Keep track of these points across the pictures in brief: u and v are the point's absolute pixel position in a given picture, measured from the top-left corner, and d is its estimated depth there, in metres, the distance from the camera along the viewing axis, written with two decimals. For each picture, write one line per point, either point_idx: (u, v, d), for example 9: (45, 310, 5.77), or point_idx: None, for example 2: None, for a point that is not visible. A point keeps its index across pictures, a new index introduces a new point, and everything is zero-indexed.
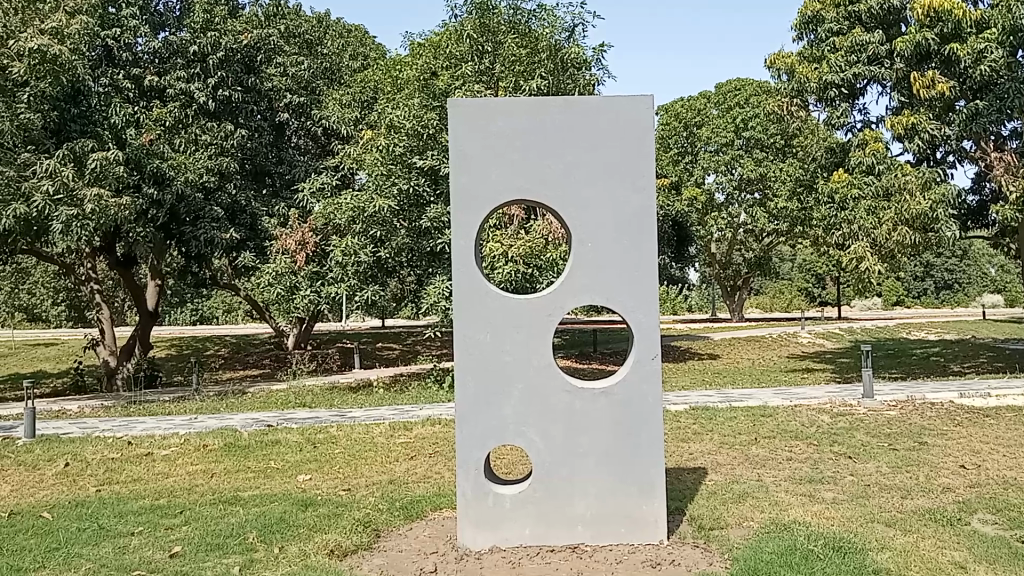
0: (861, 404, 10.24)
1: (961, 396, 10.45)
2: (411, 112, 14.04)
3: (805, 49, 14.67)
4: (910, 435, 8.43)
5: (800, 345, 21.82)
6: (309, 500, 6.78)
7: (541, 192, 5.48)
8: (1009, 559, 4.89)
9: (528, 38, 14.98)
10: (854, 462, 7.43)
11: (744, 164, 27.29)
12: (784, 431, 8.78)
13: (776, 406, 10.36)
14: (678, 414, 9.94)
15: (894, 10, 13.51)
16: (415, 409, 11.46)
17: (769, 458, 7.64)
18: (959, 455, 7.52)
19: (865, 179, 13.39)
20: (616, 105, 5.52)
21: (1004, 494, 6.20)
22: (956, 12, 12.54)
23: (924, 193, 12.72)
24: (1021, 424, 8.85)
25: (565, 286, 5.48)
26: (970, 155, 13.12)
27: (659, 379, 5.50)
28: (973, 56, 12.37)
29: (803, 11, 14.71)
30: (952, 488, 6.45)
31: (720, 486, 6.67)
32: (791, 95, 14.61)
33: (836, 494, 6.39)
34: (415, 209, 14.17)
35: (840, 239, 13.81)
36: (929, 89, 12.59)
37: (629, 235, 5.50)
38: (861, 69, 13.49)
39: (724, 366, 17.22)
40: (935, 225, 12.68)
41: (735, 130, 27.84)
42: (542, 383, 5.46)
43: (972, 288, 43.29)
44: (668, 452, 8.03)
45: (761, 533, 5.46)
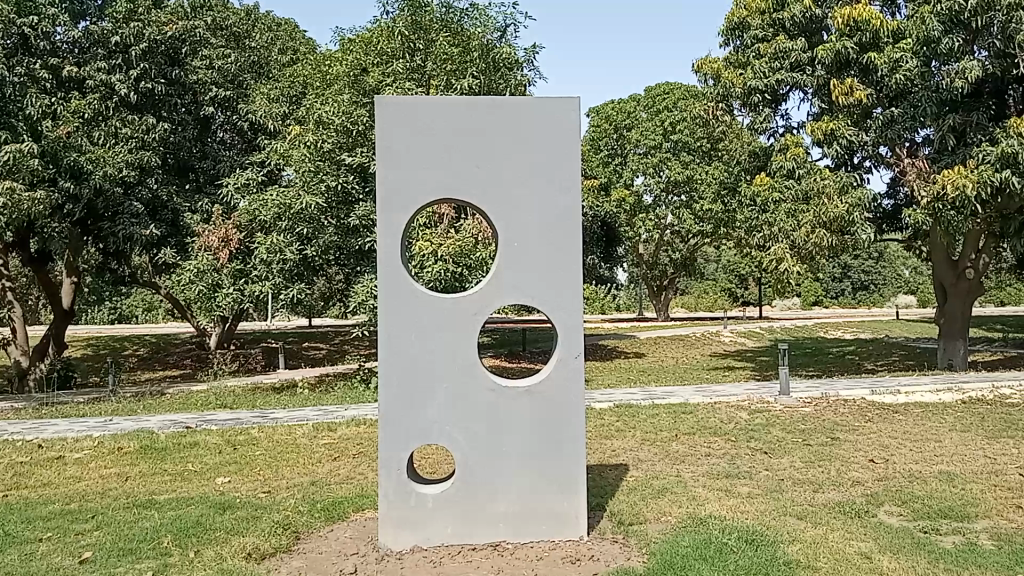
0: (778, 401, 10.49)
1: (872, 393, 10.80)
2: (340, 108, 13.82)
3: (732, 55, 15.15)
4: (823, 431, 8.69)
5: (722, 344, 22.31)
6: (228, 503, 6.65)
7: (468, 191, 5.47)
8: (911, 548, 5.10)
9: (460, 37, 14.95)
10: (771, 457, 7.62)
11: (672, 166, 27.69)
12: (704, 427, 8.97)
13: (697, 403, 10.55)
14: (602, 412, 10.04)
15: (816, 19, 13.91)
16: (339, 410, 11.29)
17: (688, 454, 7.79)
18: (870, 450, 7.79)
19: (786, 183, 13.78)
20: (544, 107, 5.56)
21: (910, 488, 6.45)
22: (873, 22, 12.87)
23: (840, 197, 13.13)
24: (927, 420, 9.24)
25: (490, 286, 5.48)
26: (885, 160, 13.59)
27: (583, 378, 5.57)
28: (889, 65, 12.79)
29: (730, 18, 15.18)
30: (861, 482, 6.67)
31: (641, 482, 6.78)
32: (718, 100, 15.07)
33: (751, 488, 6.55)
34: (344, 206, 13.89)
35: (761, 241, 14.16)
36: (847, 96, 12.93)
37: (555, 234, 5.55)
38: (784, 75, 13.87)
39: (649, 365, 17.47)
40: (851, 228, 13.11)
41: (664, 133, 28.26)
42: (467, 382, 5.46)
43: (887, 289, 44.58)
44: (592, 449, 8.11)
45: (678, 527, 5.56)
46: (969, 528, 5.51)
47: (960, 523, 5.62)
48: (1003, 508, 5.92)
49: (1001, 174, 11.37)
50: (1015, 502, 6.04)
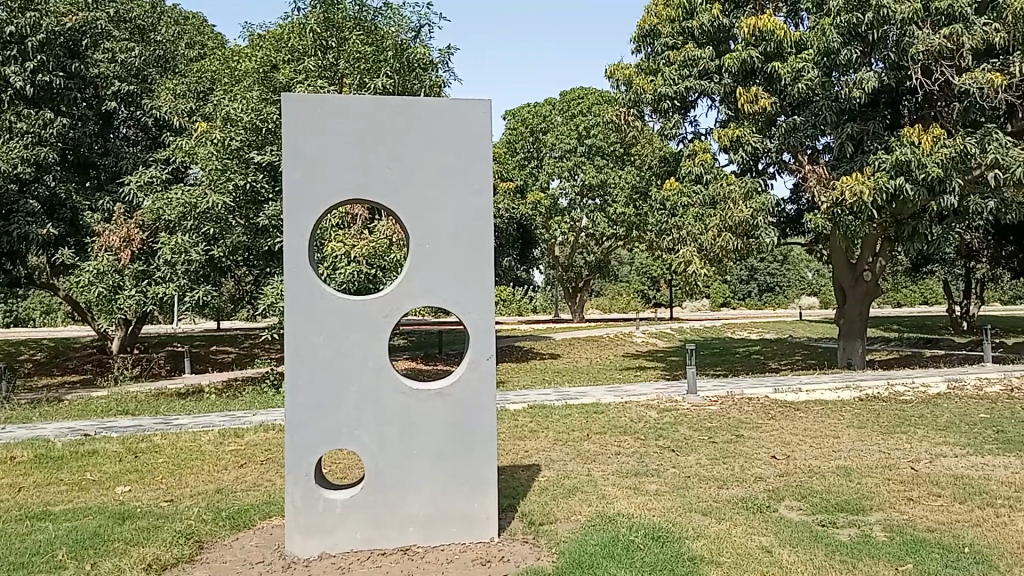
0: (686, 400, 10.73)
1: (775, 391, 11.16)
2: (249, 105, 13.45)
3: (643, 62, 15.44)
4: (728, 428, 8.94)
5: (635, 344, 22.71)
6: (128, 513, 6.40)
7: (379, 191, 5.41)
8: (809, 541, 5.29)
9: (373, 36, 14.80)
10: (678, 454, 7.80)
11: (586, 170, 28.07)
12: (615, 426, 9.11)
13: (608, 403, 10.70)
14: (516, 413, 10.08)
15: (723, 28, 14.37)
16: (247, 415, 11.02)
17: (599, 453, 7.90)
18: (771, 446, 8.06)
19: (694, 188, 14.12)
20: (456, 108, 5.54)
21: (809, 482, 6.69)
22: (778, 32, 13.28)
23: (746, 202, 13.52)
24: (826, 417, 9.61)
25: (401, 288, 5.43)
26: (788, 167, 14.06)
27: (494, 380, 5.58)
28: (792, 75, 13.08)
29: (641, 25, 15.49)
30: (763, 477, 6.89)
31: (553, 482, 6.84)
32: (629, 105, 15.33)
33: (659, 486, 6.68)
34: (253, 206, 13.62)
35: (671, 244, 14.49)
36: (753, 104, 13.33)
37: (467, 236, 5.54)
38: (693, 82, 14.29)
39: (563, 365, 17.63)
40: (755, 232, 13.52)
41: (578, 137, 28.68)
42: (376, 385, 5.39)
43: (791, 291, 46.12)
44: (504, 450, 8.12)
45: (587, 526, 5.63)
46: (863, 520, 5.75)
47: (855, 516, 5.85)
48: (895, 500, 6.20)
49: (895, 181, 11.90)
50: (906, 494, 6.33)
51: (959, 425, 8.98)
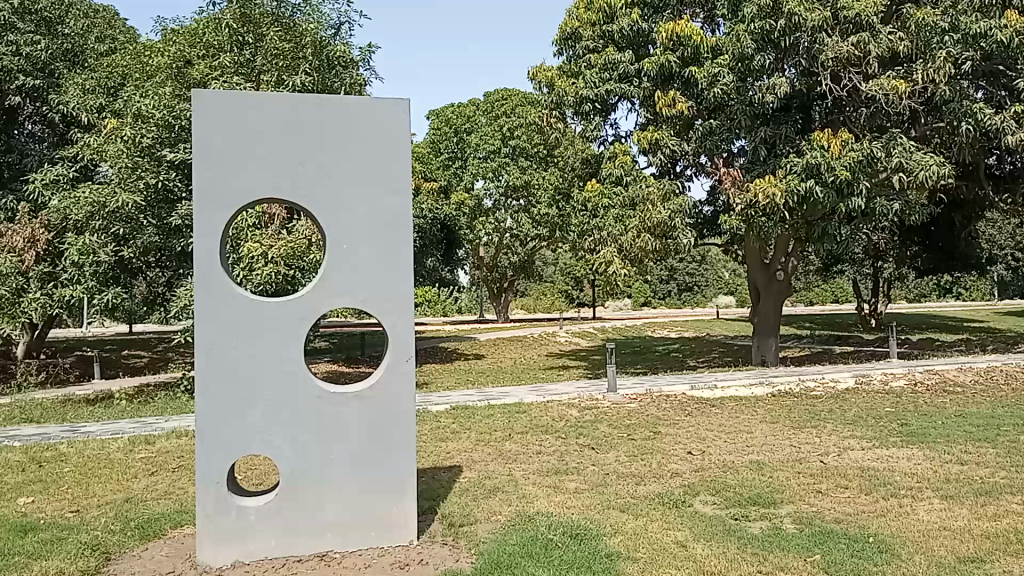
0: (606, 398, 10.87)
1: (691, 388, 11.40)
2: (161, 101, 12.88)
3: (564, 64, 15.60)
4: (647, 425, 9.09)
5: (558, 344, 22.89)
6: (30, 525, 6.12)
7: (294, 191, 5.30)
8: (722, 535, 5.41)
9: (291, 32, 14.50)
10: (597, 452, 7.88)
11: (511, 171, 28.15)
12: (536, 426, 9.15)
13: (530, 402, 10.74)
14: (437, 415, 10.03)
15: (642, 32, 14.59)
16: (159, 422, 10.69)
17: (520, 453, 7.92)
18: (688, 442, 8.22)
19: (615, 189, 14.32)
20: (374, 107, 5.48)
21: (723, 477, 6.85)
22: (694, 37, 13.62)
23: (664, 203, 13.76)
24: (740, 412, 9.86)
25: (317, 289, 5.35)
26: (704, 169, 14.42)
27: (413, 382, 5.53)
28: (708, 79, 13.53)
29: (563, 28, 15.62)
30: (679, 473, 7.02)
31: (473, 483, 6.83)
32: (551, 108, 15.57)
33: (578, 483, 6.74)
34: (165, 205, 13.13)
35: (593, 245, 14.72)
36: (671, 108, 13.56)
37: (385, 236, 5.48)
38: (613, 85, 14.47)
39: (487, 366, 17.63)
40: (673, 233, 13.76)
41: (502, 138, 28.75)
42: (291, 388, 5.30)
43: (709, 290, 47.13)
44: (425, 452, 8.06)
45: (507, 526, 5.63)
46: (774, 513, 5.91)
47: (766, 509, 6.00)
48: (805, 492, 6.40)
49: (805, 184, 12.33)
50: (814, 487, 6.53)
51: (865, 419, 9.33)
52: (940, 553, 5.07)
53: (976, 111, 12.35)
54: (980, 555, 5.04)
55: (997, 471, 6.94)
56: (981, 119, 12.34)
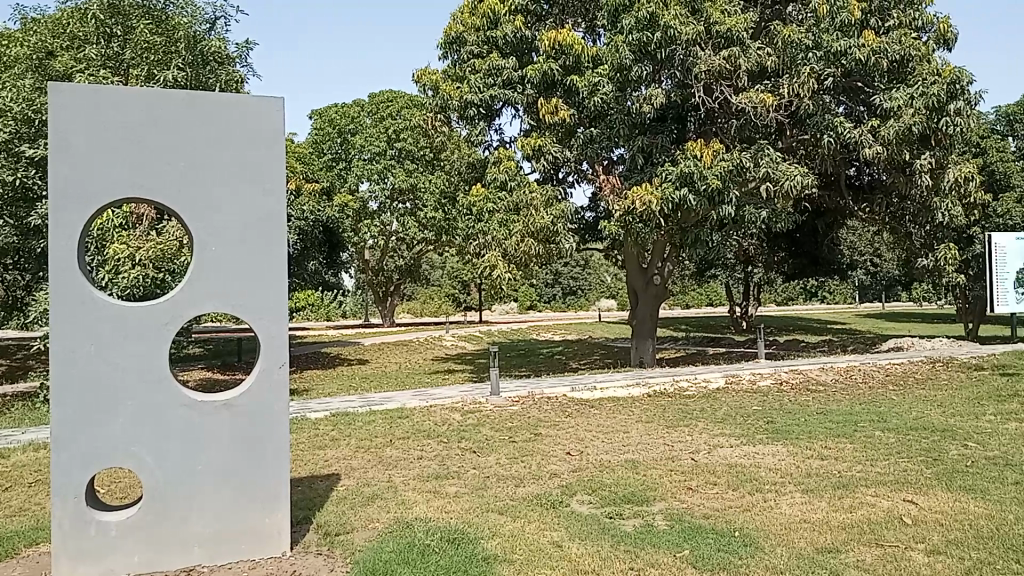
0: (488, 401, 10.92)
1: (572, 390, 11.60)
2: (21, 93, 12.10)
3: (449, 68, 15.62)
4: (528, 427, 9.19)
5: (443, 348, 22.86)
6: None
7: (158, 191, 5.09)
8: (597, 533, 5.53)
9: (163, 25, 13.91)
10: (478, 455, 7.90)
11: (396, 174, 27.96)
12: (418, 431, 9.10)
13: (412, 407, 10.68)
14: (317, 421, 9.83)
15: (526, 40, 14.78)
16: (16, 434, 10.05)
17: (401, 458, 7.86)
18: (567, 443, 8.35)
19: (499, 195, 14.36)
20: (246, 105, 5.33)
21: (600, 476, 7.00)
22: (576, 46, 13.91)
23: (547, 209, 14.00)
24: (618, 413, 10.10)
25: (184, 293, 5.15)
26: (586, 176, 14.71)
27: (286, 388, 5.41)
28: (589, 88, 13.85)
29: (448, 32, 15.63)
30: (558, 474, 7.13)
31: (351, 491, 6.72)
32: (436, 111, 15.57)
33: (459, 488, 6.74)
34: (24, 204, 12.43)
35: (477, 249, 14.79)
36: (553, 114, 13.88)
37: (257, 239, 5.33)
38: (497, 91, 14.53)
39: (371, 371, 17.42)
40: (556, 238, 14.06)
41: (387, 140, 28.54)
42: (156, 397, 5.08)
43: (592, 294, 48.13)
44: (302, 460, 7.87)
45: (384, 534, 5.57)
46: (646, 510, 6.08)
47: (639, 507, 6.17)
48: (676, 490, 6.61)
49: (679, 192, 12.69)
50: (685, 484, 6.76)
51: (735, 417, 9.73)
52: (801, 544, 5.33)
53: (837, 125, 13.07)
54: (836, 545, 5.33)
55: (852, 465, 7.38)
56: (842, 132, 13.04)
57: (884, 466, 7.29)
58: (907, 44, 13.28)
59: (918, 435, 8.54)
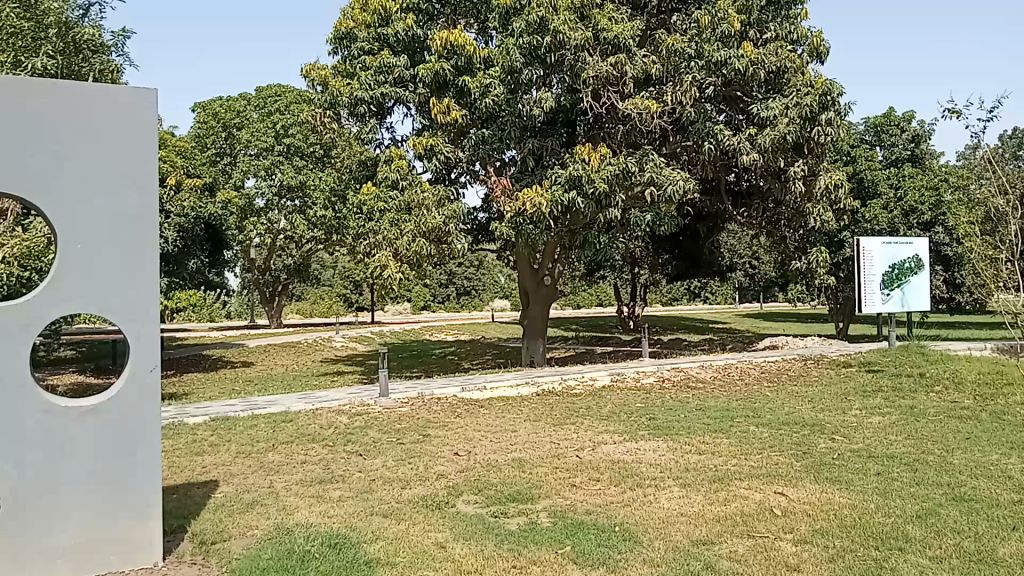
0: (377, 403, 10.80)
1: (461, 390, 11.61)
2: None
3: (339, 64, 15.38)
4: (416, 429, 9.13)
5: (332, 349, 22.48)
6: None
7: (17, 183, 4.77)
8: (482, 533, 5.54)
9: (32, 10, 13.25)
10: (364, 458, 7.80)
11: (285, 170, 27.34)
12: (302, 434, 8.90)
13: (298, 411, 10.44)
14: (195, 427, 9.48)
15: (417, 38, 14.76)
16: None
17: (283, 463, 7.67)
18: (455, 444, 8.35)
19: (390, 194, 14.24)
20: (115, 97, 5.09)
21: (487, 476, 7.02)
22: (467, 47, 13.80)
23: (438, 209, 13.97)
24: (507, 412, 10.18)
25: (48, 293, 4.85)
26: (478, 177, 14.69)
27: (158, 392, 5.21)
28: (480, 90, 13.64)
29: (337, 28, 15.42)
30: (445, 475, 7.11)
31: (230, 497, 6.52)
32: (325, 107, 15.26)
33: (343, 492, 6.64)
34: None
35: (368, 248, 14.58)
36: (445, 115, 13.74)
37: (127, 237, 5.11)
38: (388, 89, 14.43)
39: (256, 374, 16.94)
40: (448, 238, 13.96)
41: (275, 135, 27.87)
42: (17, 403, 4.78)
43: (485, 295, 48.32)
44: (178, 467, 7.58)
45: (263, 540, 5.43)
46: (531, 508, 6.14)
47: (524, 505, 6.23)
48: (561, 487, 6.71)
49: (568, 194, 12.90)
50: (569, 480, 6.88)
51: (620, 414, 9.96)
52: (677, 538, 5.49)
53: (717, 132, 13.67)
54: (710, 537, 5.52)
55: (728, 459, 7.67)
56: (721, 139, 13.68)
57: (758, 460, 7.61)
58: (783, 57, 13.93)
59: (789, 430, 8.96)
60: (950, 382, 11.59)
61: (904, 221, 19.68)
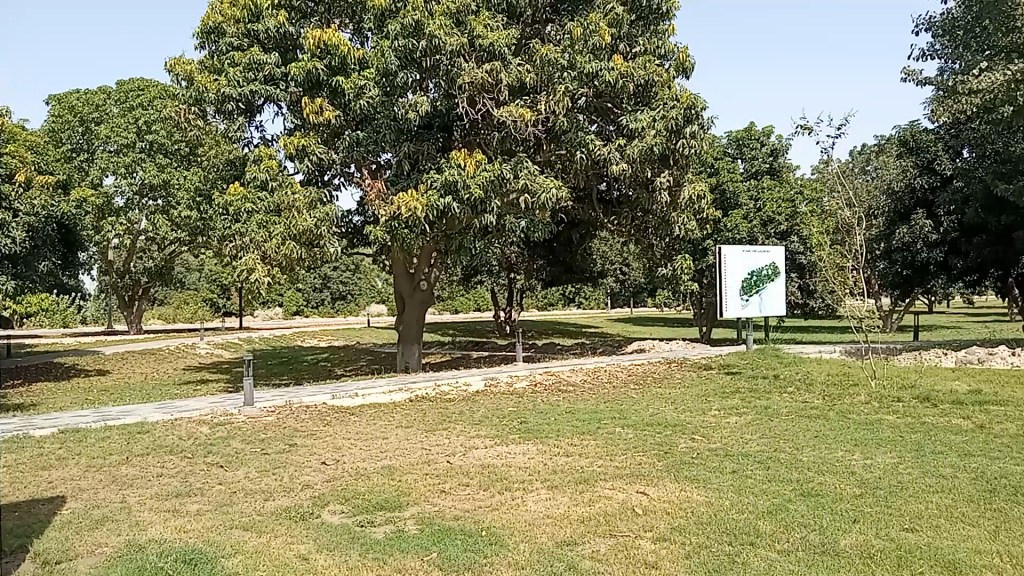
0: (241, 412, 10.45)
1: (332, 397, 11.38)
2: None
3: (206, 59, 14.89)
4: (282, 438, 8.90)
5: (197, 356, 21.64)
6: None
7: None
8: (346, 543, 5.46)
9: None
10: (226, 470, 7.55)
11: (147, 168, 26.23)
12: (159, 446, 8.53)
13: (156, 421, 9.98)
14: (42, 440, 8.92)
15: (289, 36, 14.36)
16: None
17: (138, 476, 7.32)
18: (322, 453, 8.19)
19: (258, 195, 13.80)
20: None
21: (354, 485, 6.91)
22: (342, 47, 13.54)
23: (310, 212, 13.65)
24: (378, 419, 10.08)
25: None
26: (352, 179, 14.52)
27: None
28: (354, 91, 13.51)
29: (205, 21, 14.93)
30: (310, 485, 6.97)
31: (78, 514, 6.16)
32: (190, 103, 14.78)
33: (201, 505, 6.40)
34: None
35: (234, 250, 14.08)
36: (318, 115, 13.44)
37: None
38: (258, 86, 14.03)
39: (113, 382, 16.10)
40: (320, 241, 13.71)
41: (137, 132, 26.56)
42: None
43: (361, 299, 47.71)
44: (20, 483, 7.11)
45: (112, 559, 5.16)
46: (398, 516, 6.10)
47: (391, 513, 6.17)
48: (429, 493, 6.70)
49: (444, 200, 12.97)
50: (439, 486, 6.87)
51: (491, 419, 10.03)
52: (542, 540, 5.58)
53: (588, 142, 13.98)
54: (574, 538, 5.63)
55: (594, 460, 7.87)
56: (592, 149, 14.03)
57: (622, 461, 7.83)
58: (650, 71, 14.45)
59: (653, 431, 9.25)
60: (801, 383, 12.29)
61: (763, 230, 20.71)
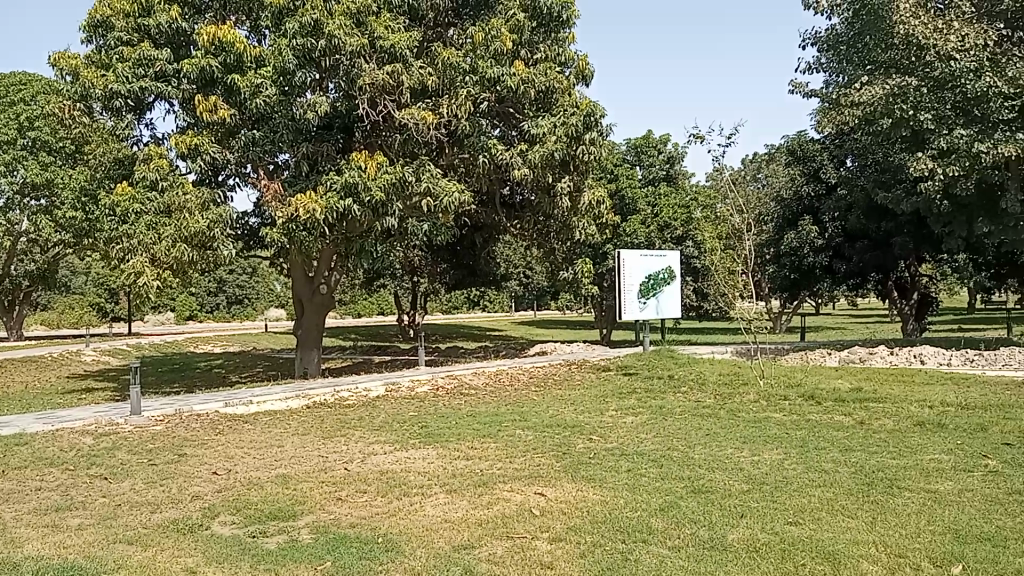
0: (127, 422, 10.05)
1: (225, 405, 11.09)
2: None
3: (93, 54, 14.27)
4: (172, 448, 8.62)
5: (82, 364, 20.69)
6: None
7: None
8: (237, 554, 5.34)
9: None
10: (110, 482, 7.26)
11: (28, 166, 24.85)
12: (38, 458, 8.12)
13: (34, 433, 9.50)
14: None
15: (182, 32, 13.93)
16: None
17: (13, 491, 6.95)
18: (214, 462, 7.97)
19: (148, 195, 13.28)
20: None
21: (247, 494, 6.76)
22: (237, 45, 13.22)
23: (202, 213, 13.29)
24: (273, 427, 9.88)
25: None
26: (247, 180, 14.15)
27: None
28: (250, 90, 13.16)
29: (92, 14, 14.29)
30: (200, 496, 6.77)
31: None
32: (75, 99, 14.13)
33: (83, 519, 6.14)
34: None
35: (120, 252, 13.47)
36: (211, 113, 13.11)
37: None
38: (148, 83, 13.54)
39: None
40: (213, 243, 13.40)
41: (19, 127, 25.22)
42: None
43: (259, 303, 46.56)
44: None
45: None
46: (292, 525, 5.99)
47: (284, 522, 6.06)
48: (325, 501, 6.61)
49: (343, 202, 12.84)
50: (335, 494, 6.79)
51: (391, 424, 9.96)
52: (438, 544, 5.58)
53: (490, 147, 14.00)
54: (471, 542, 5.66)
55: (493, 463, 7.92)
56: (495, 153, 14.01)
57: (521, 463, 7.91)
58: (551, 77, 14.62)
59: (552, 433, 9.37)
60: (694, 383, 12.67)
61: (660, 235, 21.25)
